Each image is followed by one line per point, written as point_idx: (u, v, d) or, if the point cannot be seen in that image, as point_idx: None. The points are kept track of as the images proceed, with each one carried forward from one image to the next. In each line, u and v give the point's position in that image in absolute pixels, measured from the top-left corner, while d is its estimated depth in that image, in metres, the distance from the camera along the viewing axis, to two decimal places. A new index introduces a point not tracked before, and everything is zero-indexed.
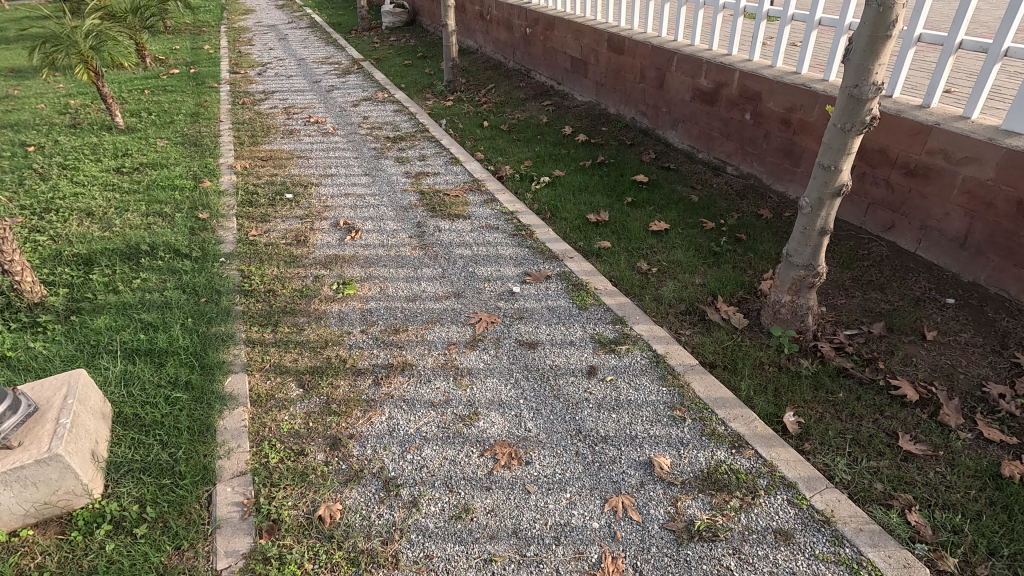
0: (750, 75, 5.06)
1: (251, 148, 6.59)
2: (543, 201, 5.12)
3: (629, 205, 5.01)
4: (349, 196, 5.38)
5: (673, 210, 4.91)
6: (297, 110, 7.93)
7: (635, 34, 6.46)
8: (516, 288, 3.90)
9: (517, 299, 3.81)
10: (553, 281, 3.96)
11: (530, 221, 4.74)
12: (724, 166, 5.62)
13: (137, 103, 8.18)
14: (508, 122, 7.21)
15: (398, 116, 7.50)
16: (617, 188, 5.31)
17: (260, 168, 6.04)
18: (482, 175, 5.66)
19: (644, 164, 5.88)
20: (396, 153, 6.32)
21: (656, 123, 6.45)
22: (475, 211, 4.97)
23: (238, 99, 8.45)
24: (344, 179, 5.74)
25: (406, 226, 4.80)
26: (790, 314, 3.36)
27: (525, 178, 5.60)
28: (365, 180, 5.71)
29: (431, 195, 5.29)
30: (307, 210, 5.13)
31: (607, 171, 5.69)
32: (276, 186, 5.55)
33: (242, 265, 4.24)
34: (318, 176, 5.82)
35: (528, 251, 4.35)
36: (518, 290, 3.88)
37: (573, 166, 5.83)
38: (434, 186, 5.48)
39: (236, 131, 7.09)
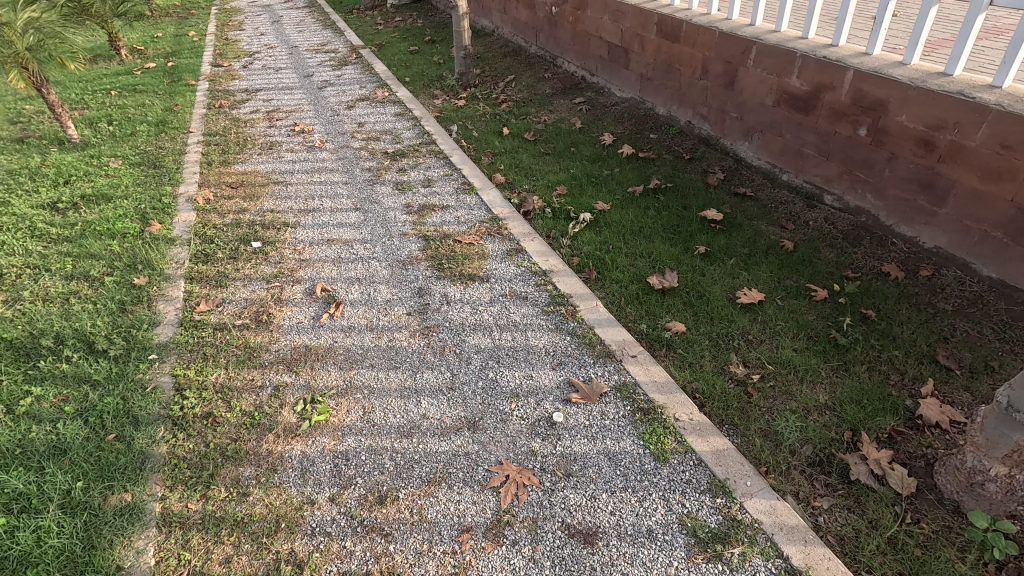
0: (870, 76, 3.68)
1: (220, 170, 5.40)
2: (587, 252, 3.87)
3: (703, 260, 3.76)
4: (333, 243, 4.18)
5: (765, 269, 3.63)
6: (281, 115, 6.70)
7: (696, 17, 5.04)
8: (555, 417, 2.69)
9: (559, 438, 2.59)
10: (610, 401, 2.74)
11: (570, 289, 3.49)
12: (821, 194, 4.27)
13: (99, 108, 7.02)
14: (533, 128, 5.90)
15: (400, 121, 6.23)
16: (682, 231, 4.03)
17: (226, 200, 4.86)
18: (504, 211, 4.41)
19: (712, 191, 4.57)
20: (395, 177, 5.08)
21: (721, 131, 5.09)
22: (494, 272, 3.74)
23: (215, 101, 7.22)
24: (329, 217, 4.54)
25: (403, 295, 3.60)
26: (1000, 494, 2.12)
27: (559, 213, 4.34)
28: (355, 218, 4.50)
29: (438, 243, 4.07)
30: (276, 267, 3.95)
31: (667, 203, 4.40)
32: (242, 230, 4.38)
33: (177, 367, 3.09)
34: (297, 212, 4.62)
35: (571, 340, 3.12)
36: (559, 420, 2.67)
37: (620, 194, 4.55)
38: (441, 229, 4.26)
39: (205, 147, 5.89)
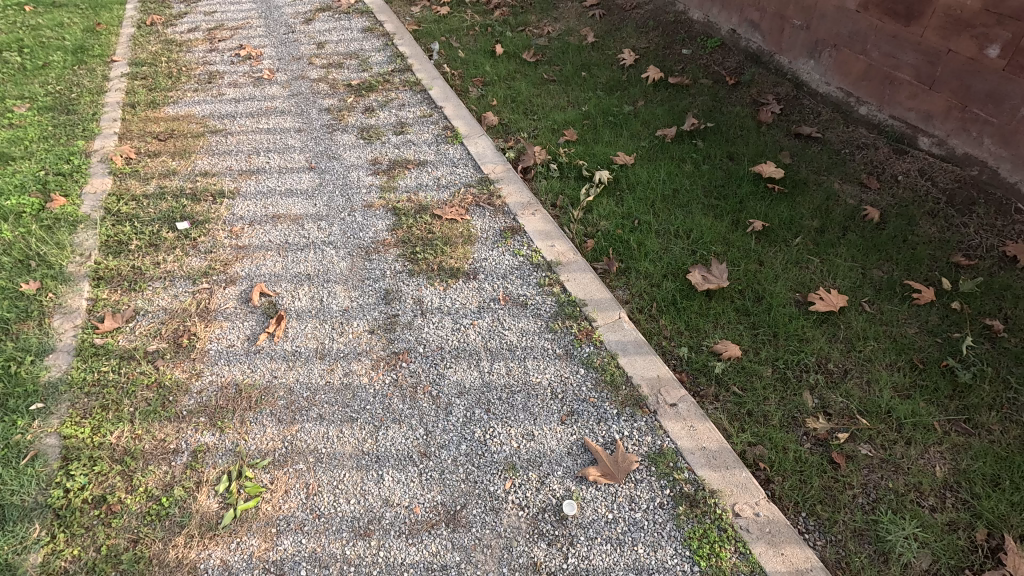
0: None
1: (146, 114, 4.35)
2: (605, 231, 2.95)
3: (760, 241, 2.83)
4: (279, 222, 3.28)
5: (844, 254, 2.71)
6: (225, 33, 5.47)
7: None
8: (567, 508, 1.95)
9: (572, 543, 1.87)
10: (643, 482, 1.98)
11: (585, 293, 2.63)
12: (913, 135, 3.22)
13: (7, 29, 5.78)
14: (533, 43, 4.69)
15: (368, 40, 5.02)
16: (730, 197, 3.06)
17: (151, 158, 3.88)
18: (497, 170, 3.42)
19: (766, 133, 3.51)
20: (360, 120, 4.03)
21: (778, 46, 3.92)
22: (484, 266, 2.86)
23: (147, 16, 5.93)
24: (276, 181, 3.58)
25: (365, 301, 2.76)
26: None
27: (567, 171, 3.35)
28: (308, 182, 3.55)
29: (411, 221, 3.15)
30: (207, 259, 3.08)
31: (707, 152, 3.38)
32: (167, 203, 3.45)
33: (67, 421, 2.35)
34: (237, 175, 3.67)
35: (587, 376, 2.31)
36: (571, 513, 1.93)
37: (647, 140, 3.51)
38: (416, 198, 3.32)
39: (131, 81, 4.77)
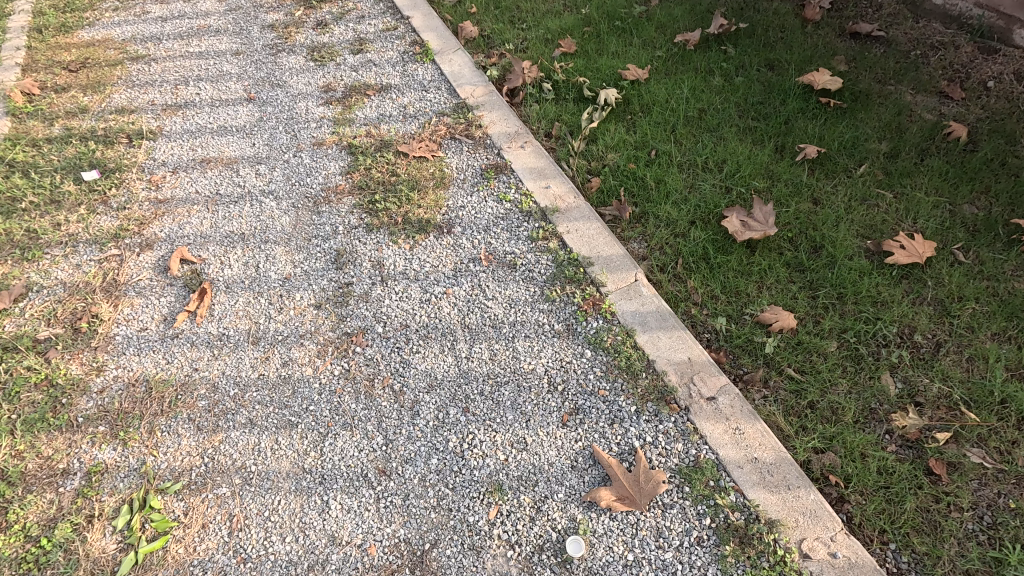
0: None
1: (55, 39, 3.60)
2: (614, 167, 2.32)
3: (813, 173, 2.20)
4: (209, 168, 2.64)
5: (925, 186, 2.09)
6: None
7: None
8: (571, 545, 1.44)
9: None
10: (675, 508, 1.47)
11: (589, 249, 2.04)
12: (1010, 32, 2.54)
13: None
14: None
15: None
16: (772, 116, 2.41)
17: (56, 93, 3.18)
18: (477, 93, 2.74)
19: (813, 33, 2.79)
20: (310, 38, 3.29)
21: None
22: (460, 218, 2.26)
23: None
24: (207, 117, 2.91)
25: (311, 267, 2.18)
26: None
27: (565, 91, 2.68)
28: (246, 117, 2.88)
29: (370, 161, 2.51)
30: (118, 218, 2.47)
31: (740, 61, 2.69)
32: (71, 148, 2.80)
33: None
34: (159, 110, 2.98)
35: (594, 362, 1.77)
36: (577, 552, 1.42)
37: (663, 48, 2.80)
38: (376, 132, 2.65)
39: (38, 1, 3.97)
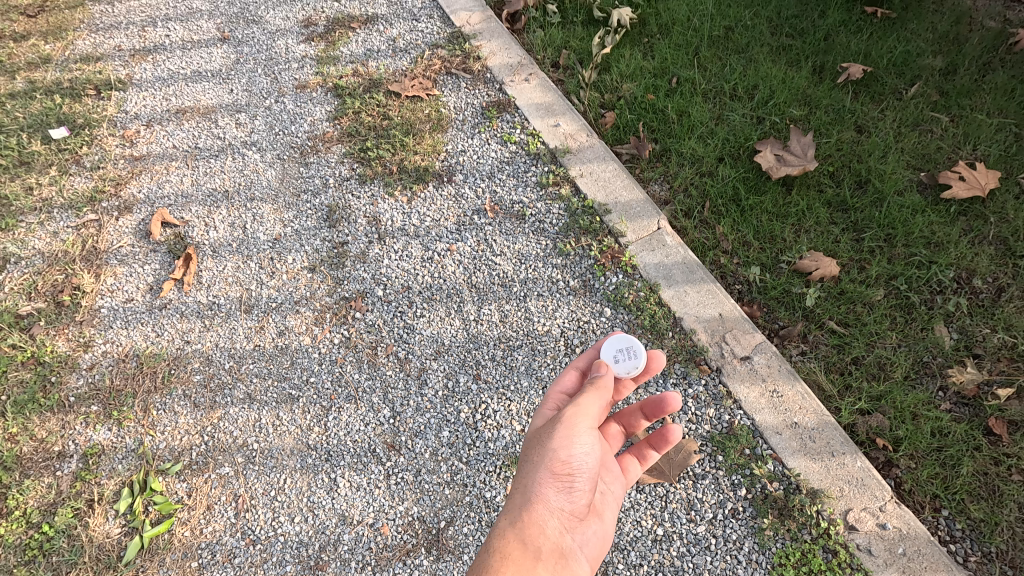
0: None
1: None
2: (630, 99, 2.07)
3: (856, 98, 1.95)
4: (185, 118, 2.43)
5: (985, 107, 1.84)
6: None
7: None
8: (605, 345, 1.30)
9: None
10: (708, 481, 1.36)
11: (605, 194, 1.84)
12: None
13: None
14: None
15: None
16: (809, 33, 2.13)
17: (18, 41, 2.93)
18: (474, 22, 2.46)
19: None
20: None
21: None
22: (461, 164, 2.05)
23: None
24: (181, 62, 2.67)
25: (304, 227, 2.00)
26: None
27: (571, 13, 2.38)
28: (223, 59, 2.63)
29: (359, 101, 2.29)
30: (94, 179, 2.29)
31: None
32: (39, 104, 2.59)
33: None
34: (129, 57, 2.74)
35: (616, 321, 1.62)
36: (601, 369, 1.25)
37: None
38: (365, 71, 2.40)
39: None
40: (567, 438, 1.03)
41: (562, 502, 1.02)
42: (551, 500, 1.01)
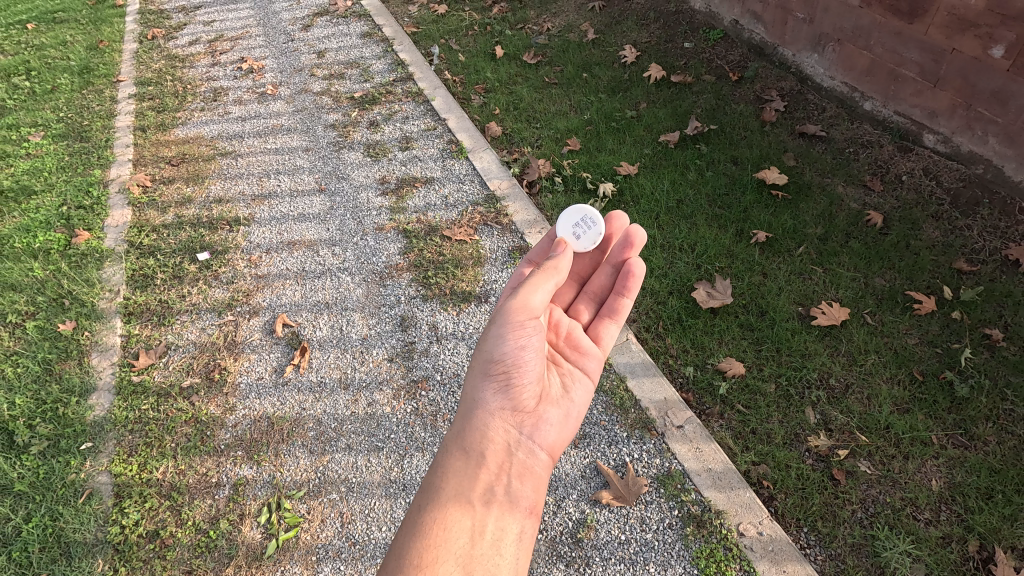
0: None
1: (158, 138, 4.45)
2: None
3: (763, 253, 2.89)
4: (295, 248, 3.40)
5: (847, 263, 2.77)
6: (225, 46, 5.58)
7: None
8: (567, 221, 2.23)
9: None
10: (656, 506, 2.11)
11: None
12: (918, 132, 3.21)
13: (15, 49, 5.82)
14: (533, 40, 4.66)
15: (369, 46, 5.07)
16: (734, 206, 3.11)
17: (167, 184, 4.01)
18: (503, 186, 3.50)
19: (770, 133, 3.49)
20: (365, 136, 4.10)
21: (781, 39, 3.89)
22: (494, 289, 2.97)
23: (148, 29, 5.97)
24: (289, 205, 3.71)
25: (384, 330, 2.89)
26: None
27: (571, 183, 3.41)
28: (321, 205, 3.66)
29: (422, 241, 3.26)
30: (229, 290, 3.22)
31: (711, 158, 3.40)
32: (186, 232, 3.58)
33: (115, 459, 2.54)
34: (251, 200, 3.79)
35: (598, 400, 2.44)
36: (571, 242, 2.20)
37: (650, 146, 3.54)
38: (425, 219, 3.40)
39: (139, 102, 4.86)
40: (499, 353, 1.69)
41: (501, 400, 1.69)
42: (492, 403, 1.68)
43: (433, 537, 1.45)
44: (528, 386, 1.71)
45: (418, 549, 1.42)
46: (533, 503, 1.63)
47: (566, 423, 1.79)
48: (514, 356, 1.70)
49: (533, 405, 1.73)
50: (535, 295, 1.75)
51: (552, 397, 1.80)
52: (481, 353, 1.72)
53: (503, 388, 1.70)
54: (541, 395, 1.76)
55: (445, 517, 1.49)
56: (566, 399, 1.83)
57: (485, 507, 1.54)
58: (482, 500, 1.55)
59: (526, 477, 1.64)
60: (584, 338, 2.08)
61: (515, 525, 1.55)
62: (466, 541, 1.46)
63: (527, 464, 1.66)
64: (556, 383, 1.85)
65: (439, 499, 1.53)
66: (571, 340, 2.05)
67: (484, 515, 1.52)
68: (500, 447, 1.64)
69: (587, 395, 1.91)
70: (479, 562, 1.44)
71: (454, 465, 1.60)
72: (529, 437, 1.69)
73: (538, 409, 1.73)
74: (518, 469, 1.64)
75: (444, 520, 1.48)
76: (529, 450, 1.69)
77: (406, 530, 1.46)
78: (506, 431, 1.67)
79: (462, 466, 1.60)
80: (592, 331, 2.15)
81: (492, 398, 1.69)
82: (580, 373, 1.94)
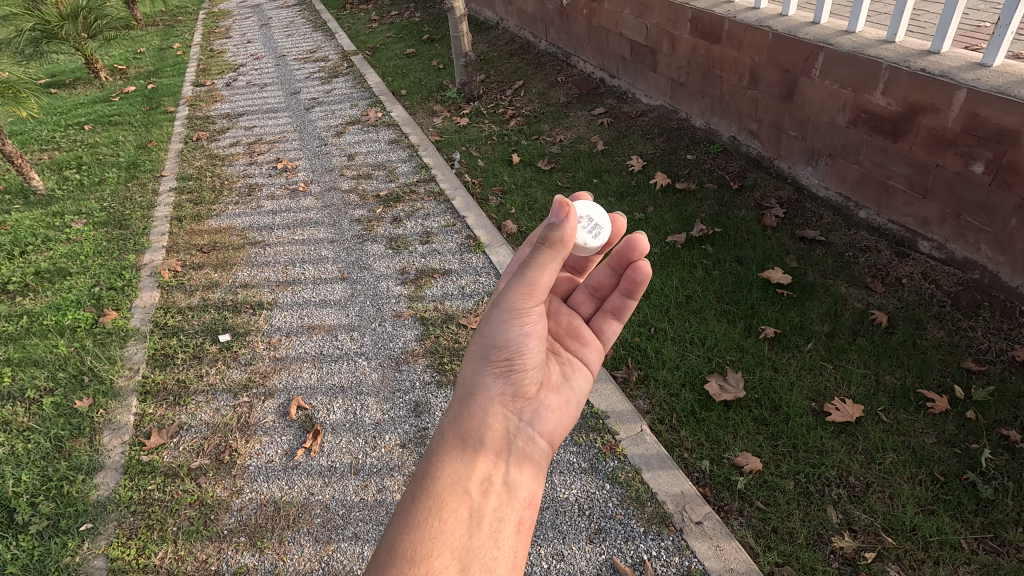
0: (990, 97, 2.78)
1: (192, 227, 4.73)
2: (623, 339, 3.10)
3: (773, 348, 2.95)
4: (314, 332, 3.51)
5: (856, 360, 2.82)
6: (263, 148, 6.07)
7: (739, 14, 4.17)
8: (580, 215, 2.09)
9: None
10: None
11: (607, 404, 2.75)
12: (913, 238, 3.40)
13: (71, 146, 6.35)
14: (547, 150, 5.06)
15: (396, 150, 5.52)
16: (741, 302, 3.22)
17: (197, 268, 4.21)
18: None
19: (771, 236, 3.69)
20: (389, 230, 4.35)
21: (775, 152, 4.24)
22: None
23: (194, 132, 6.53)
24: (312, 292, 3.86)
25: (398, 415, 2.90)
26: None
27: None
28: (342, 292, 3.82)
29: (438, 328, 3.36)
30: (246, 370, 3.28)
31: (717, 257, 3.56)
32: (210, 314, 3.71)
33: (113, 542, 2.46)
34: (275, 286, 3.95)
35: (613, 493, 2.40)
36: (583, 240, 2.03)
37: (657, 245, 3.74)
38: (442, 307, 3.53)
39: (178, 195, 5.22)
40: (501, 338, 1.65)
41: (500, 386, 1.66)
42: (492, 388, 1.65)
43: (432, 524, 1.38)
44: (528, 374, 1.70)
45: (414, 541, 1.34)
46: (531, 492, 1.60)
47: (563, 412, 1.80)
48: (515, 342, 1.66)
49: (532, 392, 1.73)
50: (544, 279, 1.63)
51: (549, 387, 1.81)
52: (481, 337, 1.66)
53: (502, 375, 1.66)
54: (540, 383, 1.76)
55: (442, 508, 1.42)
56: (564, 390, 1.85)
57: (482, 497, 1.49)
58: (480, 489, 1.51)
59: (524, 465, 1.63)
60: (583, 329, 2.15)
61: (513, 517, 1.52)
62: (464, 532, 1.41)
63: (524, 452, 1.65)
64: (553, 374, 1.86)
65: (434, 488, 1.46)
66: (571, 332, 2.11)
67: (482, 504, 1.48)
68: (498, 434, 1.62)
69: (584, 385, 1.95)
70: (476, 554, 1.39)
71: (451, 450, 1.54)
72: (527, 425, 1.69)
73: (537, 397, 1.73)
74: (517, 455, 1.62)
75: (442, 510, 1.42)
76: (528, 438, 1.68)
77: (399, 521, 1.38)
78: (504, 417, 1.64)
79: (459, 455, 1.54)
80: (594, 325, 2.18)
81: (491, 383, 1.65)
82: (576, 366, 1.99)
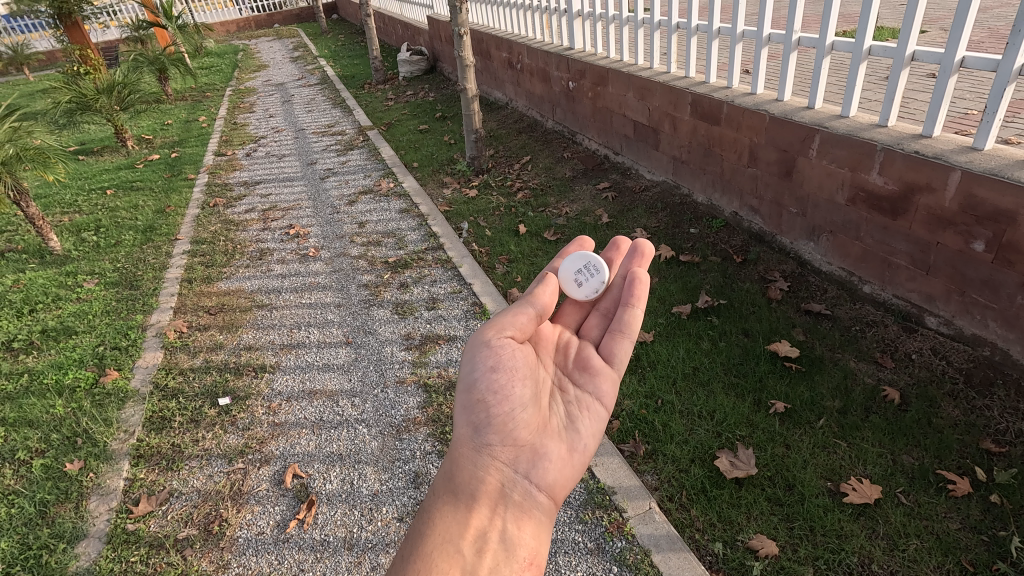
0: (984, 179, 2.87)
1: (202, 289, 4.79)
2: (630, 411, 3.03)
3: (784, 423, 2.87)
4: (315, 397, 3.46)
5: (870, 438, 2.73)
6: (277, 214, 6.25)
7: (737, 98, 4.39)
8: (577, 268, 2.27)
9: None
10: None
11: (614, 479, 2.65)
12: (919, 314, 3.39)
13: (91, 209, 6.56)
14: (553, 221, 5.19)
15: (405, 219, 5.67)
16: (749, 375, 3.17)
17: (202, 330, 4.22)
18: None
19: (777, 309, 3.70)
20: (395, 295, 4.39)
21: (777, 227, 4.32)
22: None
23: (211, 198, 6.75)
24: (315, 355, 3.84)
25: (396, 486, 2.80)
26: None
27: None
28: (345, 356, 3.80)
29: (441, 395, 3.31)
30: (244, 435, 3.20)
31: (723, 329, 3.55)
32: (211, 377, 3.67)
33: None
34: (279, 349, 3.93)
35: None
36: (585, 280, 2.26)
37: (663, 315, 3.74)
38: (446, 374, 3.49)
39: (191, 258, 5.32)
40: (481, 386, 1.74)
41: (489, 439, 1.71)
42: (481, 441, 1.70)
43: None
44: (515, 418, 1.73)
45: None
46: (530, 552, 1.58)
47: (564, 462, 1.77)
48: (493, 389, 1.74)
49: (524, 441, 1.74)
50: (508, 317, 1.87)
51: (549, 433, 1.81)
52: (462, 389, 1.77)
53: (488, 422, 1.72)
54: (534, 431, 1.77)
55: (431, 568, 1.40)
56: (563, 438, 1.83)
57: (476, 556, 1.48)
58: (473, 547, 1.49)
59: (522, 522, 1.62)
60: (592, 359, 2.11)
61: None
62: None
63: (521, 505, 1.65)
64: (555, 418, 1.85)
65: (425, 547, 1.45)
66: (579, 364, 2.09)
67: (476, 563, 1.46)
68: (491, 488, 1.63)
69: (590, 428, 1.89)
70: None
71: (442, 510, 1.56)
72: (523, 477, 1.69)
73: (531, 445, 1.74)
74: (511, 510, 1.62)
75: (431, 571, 1.40)
76: (523, 491, 1.67)
77: None
78: (496, 470, 1.67)
79: (451, 511, 1.56)
80: (603, 349, 2.15)
81: (478, 436, 1.71)
82: (585, 405, 1.95)
